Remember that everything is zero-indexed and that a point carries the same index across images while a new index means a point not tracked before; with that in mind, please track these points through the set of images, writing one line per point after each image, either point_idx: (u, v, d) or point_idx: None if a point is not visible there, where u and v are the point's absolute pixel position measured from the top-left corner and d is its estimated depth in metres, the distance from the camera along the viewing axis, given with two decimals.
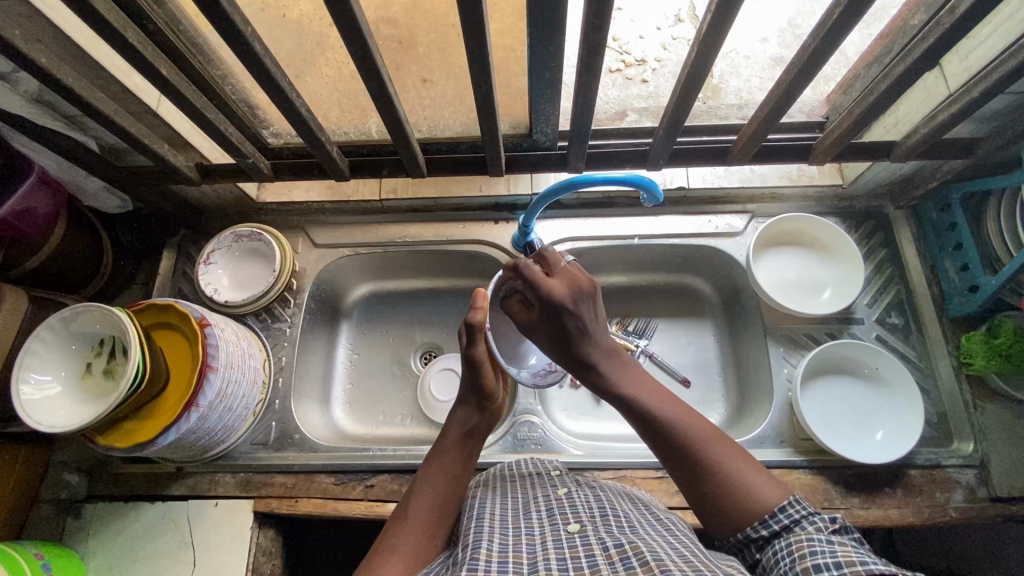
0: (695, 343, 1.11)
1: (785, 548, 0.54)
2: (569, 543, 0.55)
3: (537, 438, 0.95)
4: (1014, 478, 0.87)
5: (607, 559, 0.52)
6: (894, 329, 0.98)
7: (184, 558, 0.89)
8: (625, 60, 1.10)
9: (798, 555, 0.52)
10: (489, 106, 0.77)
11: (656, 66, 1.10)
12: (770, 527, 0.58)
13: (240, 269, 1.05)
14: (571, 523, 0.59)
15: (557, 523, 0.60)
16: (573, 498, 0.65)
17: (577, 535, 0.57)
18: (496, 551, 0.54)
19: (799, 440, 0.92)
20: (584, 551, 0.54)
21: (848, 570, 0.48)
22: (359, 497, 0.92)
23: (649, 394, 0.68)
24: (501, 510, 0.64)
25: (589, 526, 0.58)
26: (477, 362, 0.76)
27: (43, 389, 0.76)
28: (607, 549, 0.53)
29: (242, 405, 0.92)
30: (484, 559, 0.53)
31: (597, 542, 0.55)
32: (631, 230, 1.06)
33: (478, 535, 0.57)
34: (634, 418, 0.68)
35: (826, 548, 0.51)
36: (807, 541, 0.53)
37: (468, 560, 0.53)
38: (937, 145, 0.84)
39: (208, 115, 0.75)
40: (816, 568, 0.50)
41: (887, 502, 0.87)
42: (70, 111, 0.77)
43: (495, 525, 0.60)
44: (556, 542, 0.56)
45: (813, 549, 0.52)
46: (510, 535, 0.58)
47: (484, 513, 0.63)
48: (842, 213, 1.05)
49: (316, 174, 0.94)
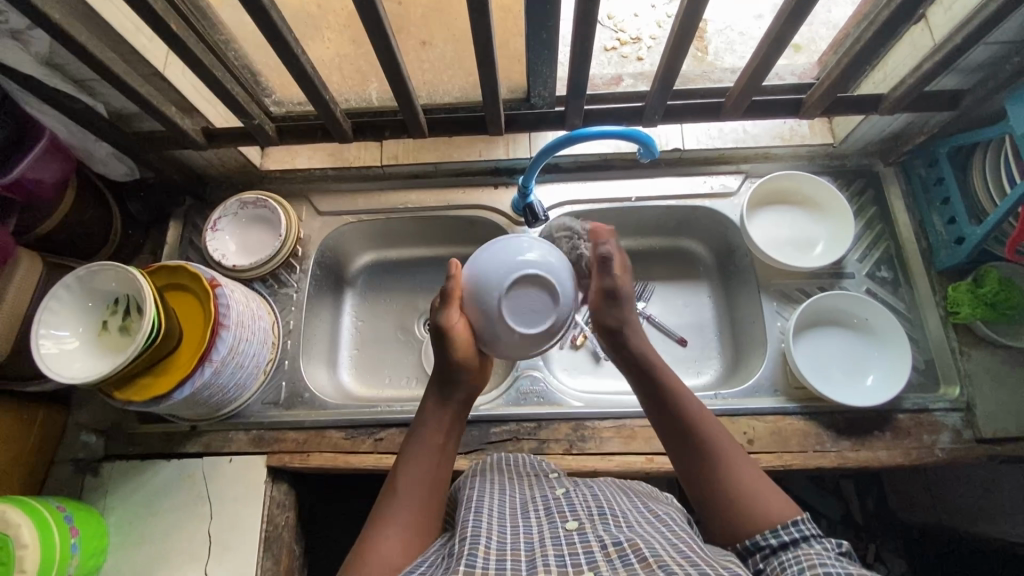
0: (692, 304, 1.14)
1: (794, 564, 0.54)
2: (568, 539, 0.58)
3: (539, 391, 0.99)
4: (998, 419, 0.91)
5: (606, 556, 0.55)
6: (884, 283, 1.01)
7: (200, 511, 0.92)
8: (620, 38, 1.11)
9: (808, 567, 0.53)
10: (487, 63, 0.80)
11: (652, 44, 1.10)
12: (780, 537, 0.58)
13: (246, 236, 1.07)
14: (569, 521, 0.61)
15: (555, 521, 0.62)
16: (569, 495, 0.68)
17: (575, 532, 0.59)
18: (495, 548, 0.57)
19: (789, 388, 0.95)
20: (583, 548, 0.56)
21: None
22: (369, 450, 0.95)
23: (680, 393, 0.73)
24: (497, 505, 0.66)
25: (587, 524, 0.61)
26: (446, 330, 0.76)
27: (61, 342, 0.79)
28: (607, 547, 0.56)
29: (252, 363, 0.95)
30: (483, 557, 0.55)
31: (595, 539, 0.57)
32: (627, 192, 1.09)
33: (475, 529, 0.59)
34: (656, 408, 0.74)
35: (840, 568, 0.52)
36: (818, 557, 0.54)
37: (468, 554, 0.55)
38: (923, 97, 0.87)
39: (215, 73, 0.78)
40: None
41: (876, 444, 0.91)
42: (79, 74, 0.79)
43: (493, 520, 0.62)
44: (554, 539, 0.59)
45: (825, 564, 0.52)
46: (507, 532, 0.60)
47: (481, 506, 0.64)
48: (833, 172, 1.08)
49: (320, 137, 0.96)
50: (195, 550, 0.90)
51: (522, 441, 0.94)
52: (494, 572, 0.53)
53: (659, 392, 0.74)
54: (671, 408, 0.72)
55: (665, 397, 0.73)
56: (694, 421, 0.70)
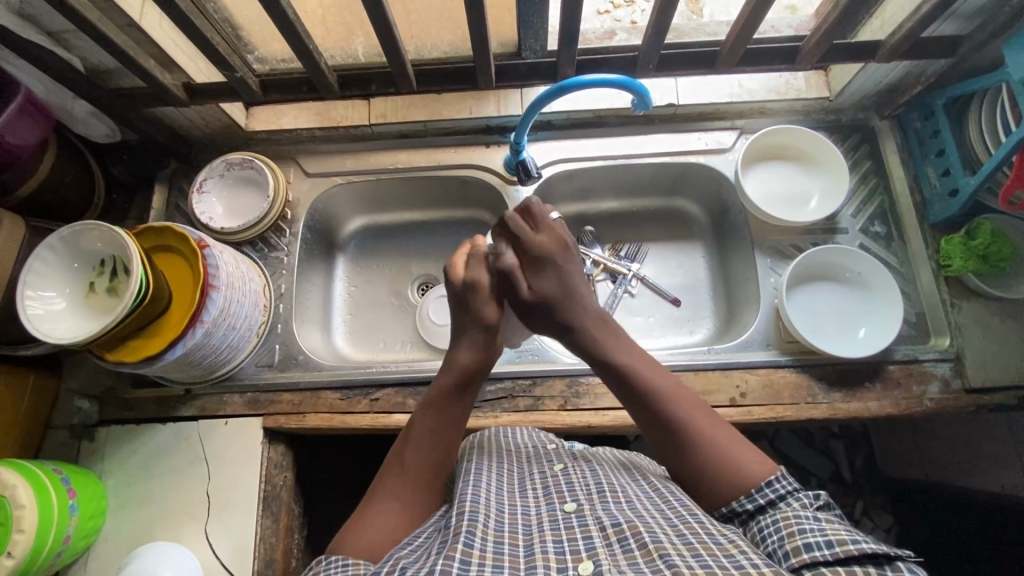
0: (685, 265, 1.14)
1: (773, 528, 0.56)
2: (566, 523, 0.58)
3: (534, 349, 0.99)
4: (987, 368, 0.92)
5: (604, 540, 0.54)
6: (877, 238, 1.01)
7: (198, 473, 0.93)
8: (613, 0, 1.06)
9: (787, 533, 0.54)
10: (476, 8, 0.77)
11: (645, 6, 1.06)
12: (757, 501, 0.60)
13: (233, 198, 1.05)
14: (568, 503, 0.62)
15: (554, 503, 0.62)
16: (569, 474, 0.68)
17: (573, 515, 0.59)
18: (493, 529, 0.56)
19: (782, 343, 0.96)
20: (581, 533, 0.56)
21: (840, 550, 0.50)
22: (364, 410, 0.96)
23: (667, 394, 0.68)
24: (495, 482, 0.67)
25: (586, 506, 0.61)
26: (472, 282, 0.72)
27: (48, 303, 0.78)
28: (604, 529, 0.56)
29: (245, 325, 0.95)
30: (480, 537, 0.55)
31: (594, 522, 0.57)
32: (622, 150, 1.07)
33: (474, 505, 0.59)
34: (637, 410, 0.69)
35: (816, 526, 0.53)
36: (796, 519, 0.55)
37: (466, 532, 0.55)
38: (921, 44, 0.85)
39: (193, 21, 0.75)
40: (807, 548, 0.51)
41: (867, 395, 0.92)
42: (52, 24, 0.76)
43: (490, 497, 0.62)
44: (552, 522, 0.59)
45: (803, 528, 0.53)
46: (505, 513, 0.61)
47: (480, 481, 0.65)
48: (828, 127, 1.07)
49: (305, 92, 0.93)
50: (195, 510, 0.91)
51: (518, 398, 0.94)
52: (491, 556, 0.53)
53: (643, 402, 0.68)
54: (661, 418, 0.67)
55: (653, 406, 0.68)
56: (686, 427, 0.66)
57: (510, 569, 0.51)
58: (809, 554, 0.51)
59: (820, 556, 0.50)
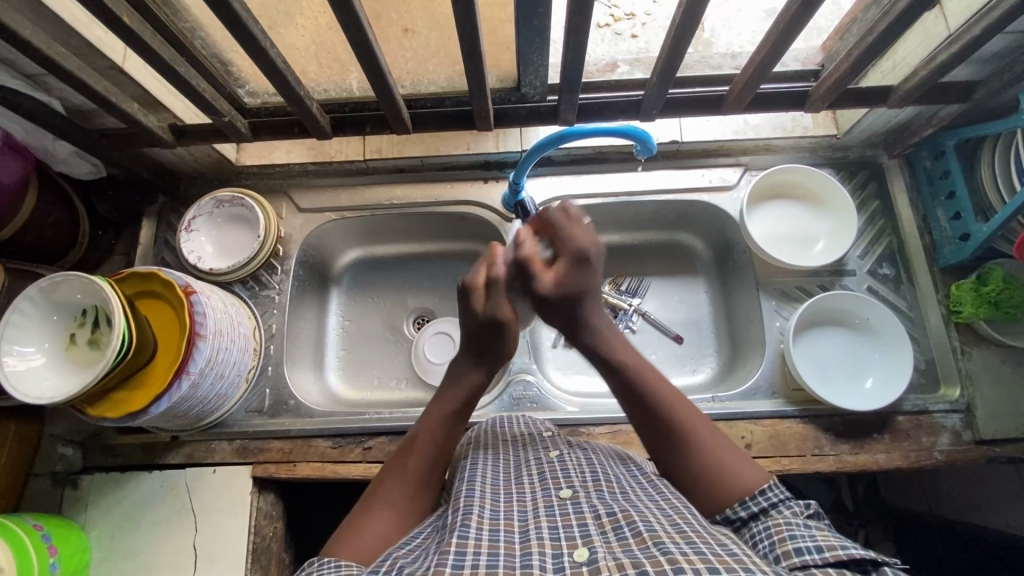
0: (688, 301, 1.11)
1: (763, 533, 0.53)
2: (562, 510, 0.54)
3: (533, 396, 0.97)
4: (999, 420, 0.89)
5: (599, 529, 0.50)
6: (885, 280, 0.99)
7: (184, 524, 0.90)
8: (614, 13, 1.00)
9: (778, 538, 0.51)
10: (473, 55, 0.73)
11: (647, 20, 1.00)
12: (750, 508, 0.56)
13: (223, 236, 1.02)
14: (563, 489, 0.57)
15: (548, 488, 0.58)
16: (564, 460, 0.64)
17: (569, 502, 0.55)
18: (488, 518, 0.53)
19: (789, 391, 0.93)
20: (576, 520, 0.52)
21: (830, 554, 0.47)
22: (357, 459, 0.93)
23: (651, 382, 0.65)
24: (492, 474, 0.62)
25: (581, 493, 0.57)
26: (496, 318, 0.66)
27: (27, 359, 0.74)
28: (600, 518, 0.52)
29: (234, 372, 0.91)
30: (475, 527, 0.51)
31: (589, 510, 0.53)
32: (623, 187, 1.04)
33: (469, 499, 0.56)
34: (628, 399, 0.66)
35: (806, 532, 0.50)
36: (787, 524, 0.52)
37: (460, 526, 0.51)
38: (934, 89, 0.83)
39: (176, 68, 0.72)
40: (797, 551, 0.49)
41: (876, 447, 0.89)
42: (31, 69, 0.73)
43: (486, 489, 0.58)
44: (548, 508, 0.54)
45: (794, 532, 0.50)
46: (502, 501, 0.57)
47: (475, 476, 0.61)
48: (835, 164, 1.04)
49: (296, 132, 0.90)
50: (181, 564, 0.88)
51: None
52: (487, 543, 0.49)
53: (625, 386, 0.66)
54: (648, 407, 0.64)
55: (639, 395, 0.65)
56: (675, 420, 0.63)
57: (506, 555, 0.47)
58: (800, 557, 0.48)
59: (811, 560, 0.47)
